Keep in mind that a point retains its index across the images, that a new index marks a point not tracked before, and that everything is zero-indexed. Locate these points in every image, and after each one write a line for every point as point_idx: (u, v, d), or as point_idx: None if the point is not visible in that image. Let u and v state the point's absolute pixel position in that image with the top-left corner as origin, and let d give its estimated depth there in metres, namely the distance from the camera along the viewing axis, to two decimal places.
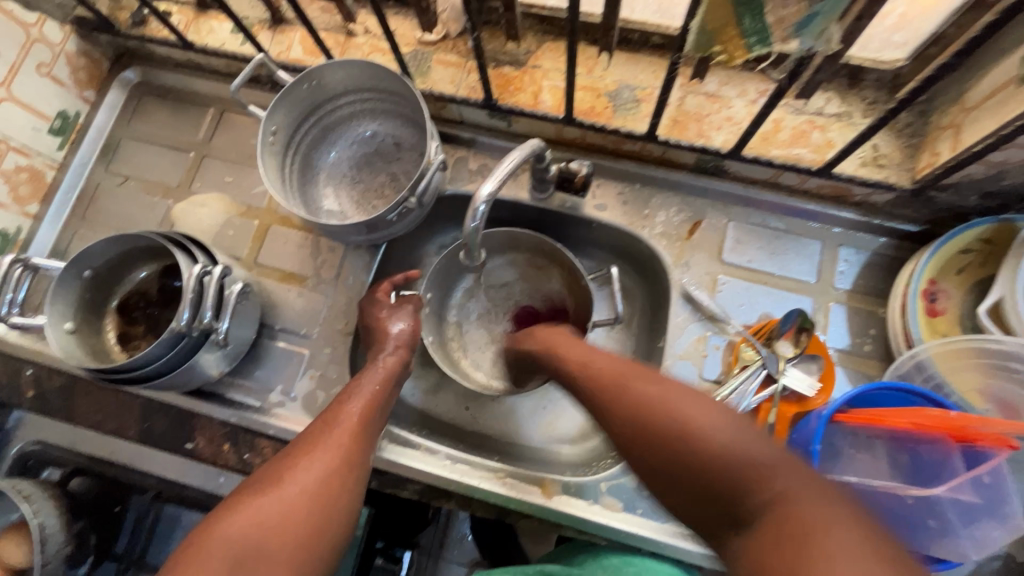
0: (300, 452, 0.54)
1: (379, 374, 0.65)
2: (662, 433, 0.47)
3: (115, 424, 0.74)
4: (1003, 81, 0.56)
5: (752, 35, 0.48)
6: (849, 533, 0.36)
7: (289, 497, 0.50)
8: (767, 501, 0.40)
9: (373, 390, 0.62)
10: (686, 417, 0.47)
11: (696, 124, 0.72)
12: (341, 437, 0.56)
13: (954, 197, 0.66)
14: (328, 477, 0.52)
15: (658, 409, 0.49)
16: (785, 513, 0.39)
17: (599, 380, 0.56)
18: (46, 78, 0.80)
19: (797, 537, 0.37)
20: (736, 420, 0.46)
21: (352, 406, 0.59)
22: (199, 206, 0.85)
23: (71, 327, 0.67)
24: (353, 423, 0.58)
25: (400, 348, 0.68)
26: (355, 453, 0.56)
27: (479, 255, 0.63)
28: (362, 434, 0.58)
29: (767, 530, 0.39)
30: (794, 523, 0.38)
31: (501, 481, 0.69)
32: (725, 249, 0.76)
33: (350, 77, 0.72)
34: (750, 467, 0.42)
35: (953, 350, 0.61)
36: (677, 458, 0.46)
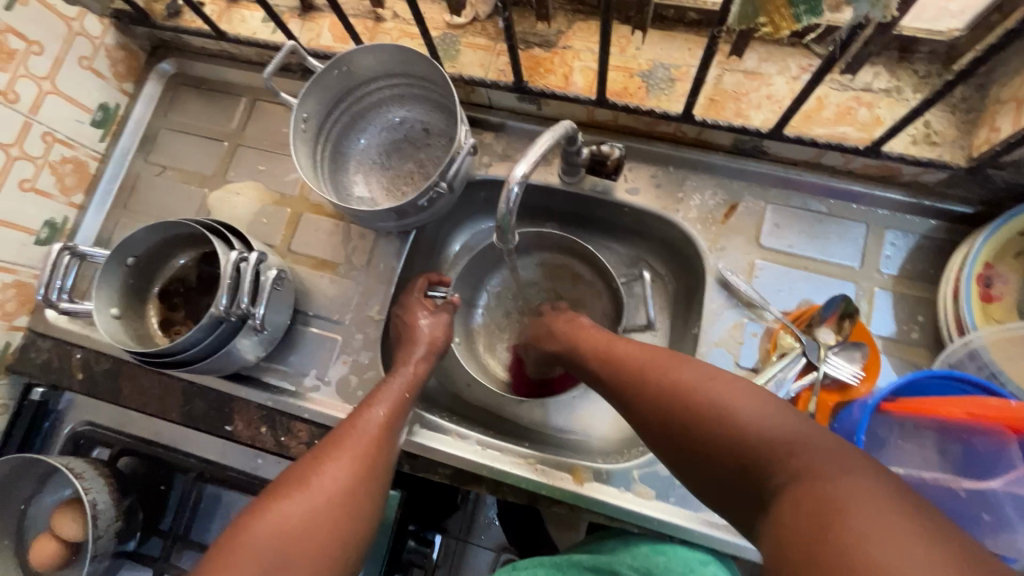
0: (328, 454, 0.53)
1: (402, 379, 0.64)
2: (685, 411, 0.47)
3: (158, 406, 0.76)
4: None
5: (801, 4, 0.46)
6: (876, 508, 0.34)
7: (315, 502, 0.50)
8: (790, 475, 0.39)
9: (399, 395, 0.62)
10: (712, 394, 0.46)
11: (734, 103, 0.70)
12: (365, 442, 0.55)
13: (1014, 175, 0.62)
14: (354, 481, 0.52)
15: (683, 386, 0.48)
16: (810, 486, 0.37)
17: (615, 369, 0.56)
18: (87, 71, 0.82)
19: (821, 511, 0.35)
20: (761, 399, 0.44)
21: (377, 411, 0.59)
22: (234, 194, 0.86)
23: (116, 312, 0.69)
24: (377, 429, 0.57)
25: (432, 353, 0.69)
26: (379, 458, 0.55)
27: (513, 238, 0.61)
28: (386, 440, 0.57)
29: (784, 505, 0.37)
30: (813, 499, 0.36)
31: (532, 467, 0.69)
32: (763, 233, 0.73)
33: (380, 63, 0.72)
34: (775, 442, 0.41)
35: (1010, 338, 0.59)
36: (703, 432, 0.45)
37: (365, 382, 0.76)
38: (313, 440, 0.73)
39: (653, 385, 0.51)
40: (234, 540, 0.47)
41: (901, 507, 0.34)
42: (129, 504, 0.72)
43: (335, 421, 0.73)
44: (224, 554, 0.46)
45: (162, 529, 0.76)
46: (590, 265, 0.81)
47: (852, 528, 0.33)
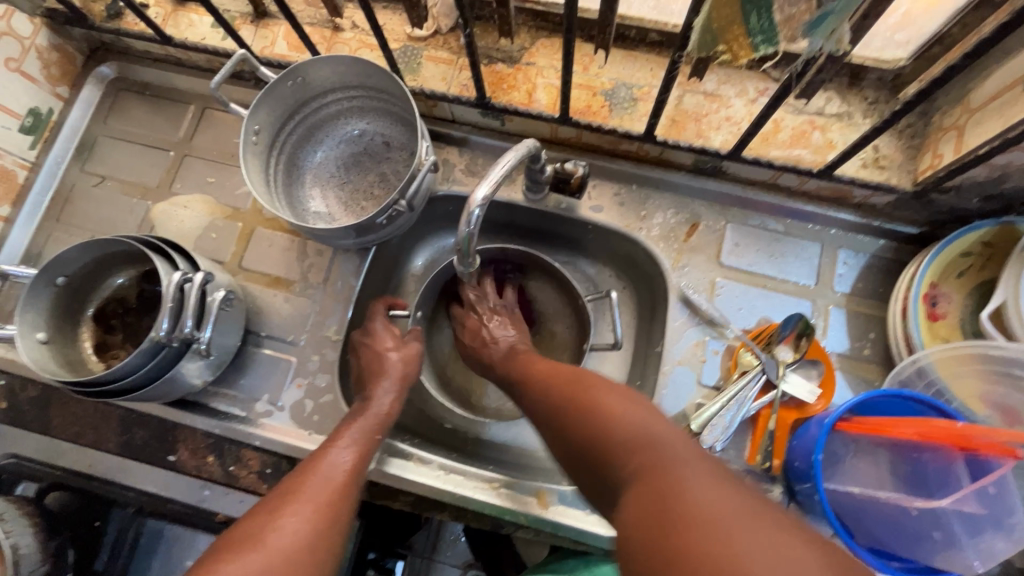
0: (285, 506, 0.48)
1: (373, 417, 0.61)
2: (568, 425, 0.50)
3: (93, 436, 0.71)
4: (1009, 83, 0.55)
5: (759, 35, 0.44)
6: (709, 488, 0.38)
7: (272, 563, 0.44)
8: (643, 464, 0.42)
9: (367, 436, 0.59)
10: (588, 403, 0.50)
11: (694, 124, 0.71)
12: (327, 490, 0.51)
13: (955, 199, 0.65)
14: (315, 537, 0.47)
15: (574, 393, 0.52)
16: (647, 475, 0.41)
17: (532, 380, 0.59)
18: (15, 74, 0.76)
19: (656, 501, 0.38)
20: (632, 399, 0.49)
21: (341, 454, 0.55)
22: (181, 207, 0.81)
23: (44, 337, 0.63)
24: (342, 475, 0.53)
25: (399, 384, 0.66)
26: (343, 509, 0.51)
27: (475, 260, 0.60)
28: (352, 488, 0.53)
29: (634, 496, 0.41)
30: (659, 486, 0.40)
31: (495, 491, 0.67)
32: (723, 252, 0.74)
33: (337, 74, 0.69)
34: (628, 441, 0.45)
35: (953, 355, 0.60)
36: (577, 436, 0.49)
37: (321, 407, 0.72)
38: (265, 469, 0.70)
39: (549, 395, 0.55)
40: None
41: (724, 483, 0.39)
42: (57, 545, 0.67)
43: (288, 449, 0.70)
44: None
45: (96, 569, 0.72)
46: (553, 278, 0.80)
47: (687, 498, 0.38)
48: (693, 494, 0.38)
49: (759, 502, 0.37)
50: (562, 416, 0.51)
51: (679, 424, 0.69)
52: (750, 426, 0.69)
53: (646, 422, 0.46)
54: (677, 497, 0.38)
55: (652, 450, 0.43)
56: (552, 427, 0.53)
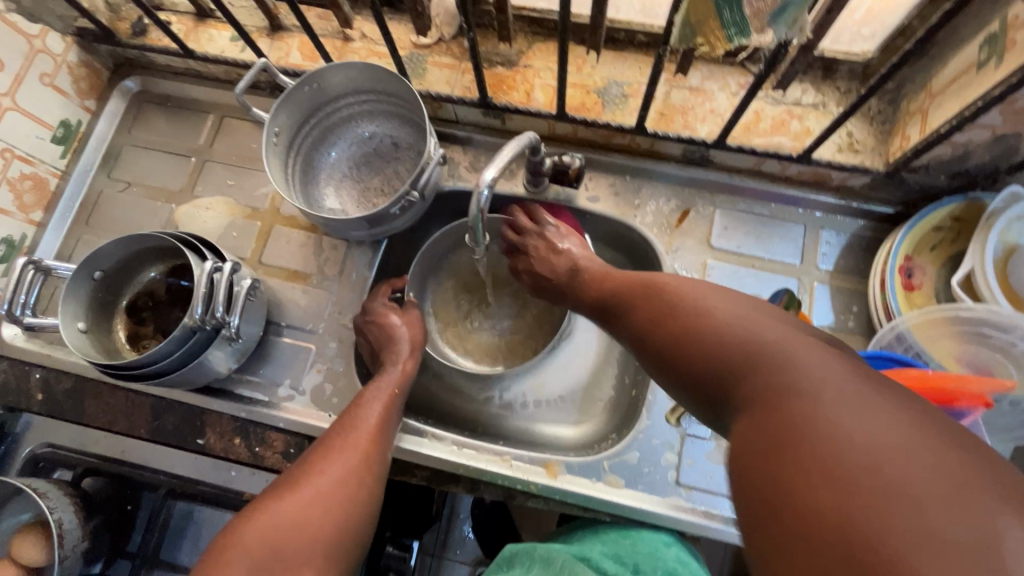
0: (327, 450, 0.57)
1: (394, 376, 0.68)
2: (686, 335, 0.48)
3: (125, 423, 0.75)
4: (965, 67, 0.60)
5: (732, 26, 0.50)
6: (857, 409, 0.34)
7: (313, 496, 0.52)
8: (771, 383, 0.39)
9: (390, 392, 0.65)
10: (706, 320, 0.47)
11: (682, 116, 0.76)
12: (361, 437, 0.59)
13: (925, 177, 0.70)
14: (353, 473, 0.55)
15: (694, 316, 0.48)
16: (778, 394, 0.38)
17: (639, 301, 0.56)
18: (49, 88, 0.82)
19: (782, 415, 0.36)
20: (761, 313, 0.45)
21: (372, 409, 0.62)
22: (203, 209, 0.87)
23: (83, 327, 0.68)
24: (371, 427, 0.60)
25: (415, 348, 0.73)
26: (374, 450, 0.59)
27: (484, 239, 0.65)
28: (382, 434, 0.61)
29: (757, 411, 0.38)
30: (790, 403, 0.36)
31: (506, 463, 0.72)
32: (713, 235, 0.80)
33: (350, 79, 0.75)
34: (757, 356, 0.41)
35: (927, 320, 0.65)
36: (703, 345, 0.46)
37: (340, 390, 0.77)
38: (289, 448, 0.73)
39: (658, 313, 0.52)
40: (238, 532, 0.49)
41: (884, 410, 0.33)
42: (95, 525, 0.71)
43: (311, 430, 0.74)
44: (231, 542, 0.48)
45: (129, 550, 0.76)
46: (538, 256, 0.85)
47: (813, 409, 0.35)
48: (836, 421, 0.33)
49: (910, 430, 0.32)
50: (683, 329, 0.48)
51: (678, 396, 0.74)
52: None
53: (780, 338, 0.42)
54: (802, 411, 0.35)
55: (771, 367, 0.40)
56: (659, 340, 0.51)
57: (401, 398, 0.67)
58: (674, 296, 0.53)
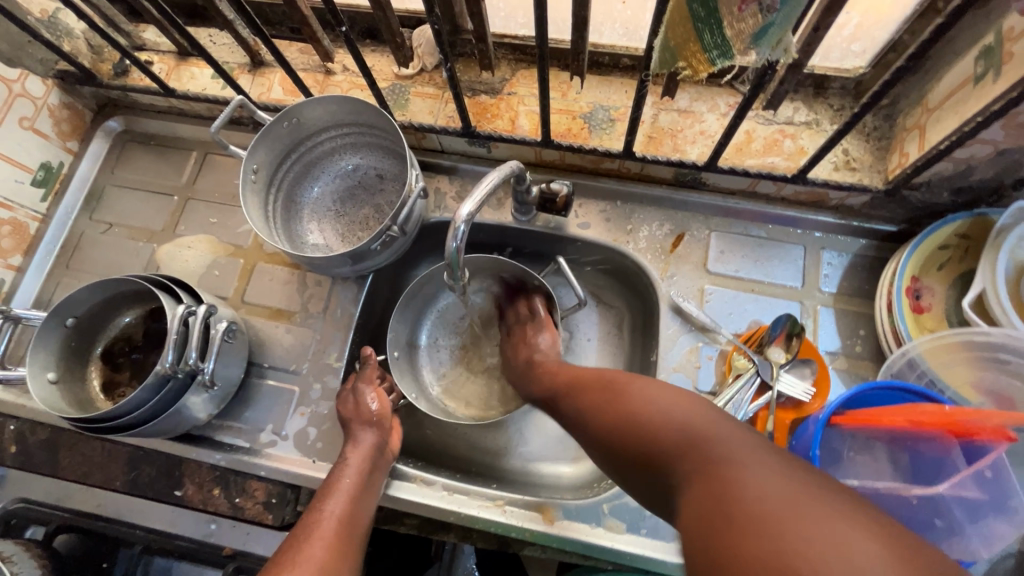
0: (282, 564, 0.52)
1: (354, 466, 0.64)
2: (613, 414, 0.49)
3: (101, 475, 0.72)
4: (962, 82, 0.58)
5: (714, 49, 0.47)
6: (772, 479, 0.36)
7: None
8: (695, 461, 0.40)
9: (350, 485, 0.62)
10: (631, 398, 0.49)
11: (671, 139, 0.74)
12: (322, 546, 0.55)
13: (927, 195, 0.67)
14: None
15: (621, 394, 0.51)
16: (702, 471, 0.39)
17: (574, 386, 0.59)
18: (29, 132, 0.81)
19: (715, 496, 0.37)
20: (667, 388, 0.48)
21: (330, 510, 0.59)
22: (185, 248, 0.85)
23: (53, 377, 0.65)
24: (329, 533, 0.57)
25: (380, 425, 0.68)
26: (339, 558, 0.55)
27: (463, 276, 0.62)
28: (344, 539, 0.57)
29: (692, 494, 0.39)
30: (715, 482, 0.38)
31: (500, 509, 0.68)
32: (710, 259, 0.77)
33: (330, 113, 0.74)
34: (676, 433, 0.43)
35: (941, 344, 0.61)
36: (626, 428, 0.47)
37: (325, 433, 0.73)
38: (270, 499, 0.70)
39: (588, 396, 0.55)
40: None
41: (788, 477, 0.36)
42: None
43: (294, 478, 0.71)
44: None
45: None
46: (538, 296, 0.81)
47: (740, 484, 0.37)
48: (757, 495, 0.35)
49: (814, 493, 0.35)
50: (609, 405, 0.51)
51: None
52: (749, 429, 0.70)
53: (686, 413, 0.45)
54: (733, 488, 0.37)
55: (698, 440, 0.41)
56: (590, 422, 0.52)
57: (367, 489, 0.63)
58: (594, 381, 0.56)
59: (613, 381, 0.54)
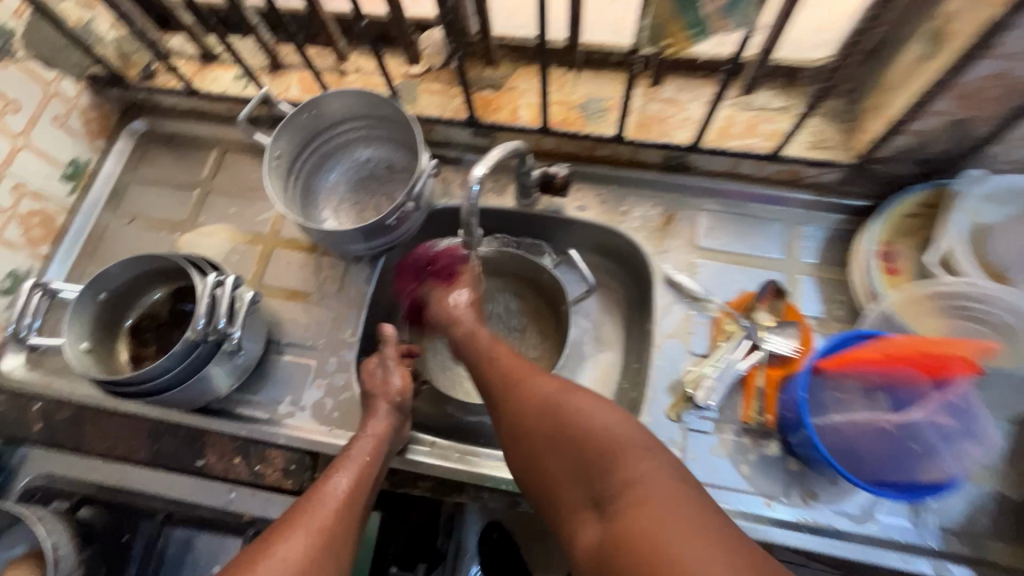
0: (282, 531, 0.54)
1: (367, 444, 0.66)
2: (553, 424, 0.57)
3: (125, 448, 0.75)
4: (913, 61, 0.65)
5: (693, 27, 0.54)
6: (678, 518, 0.44)
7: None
8: (607, 475, 0.51)
9: (363, 462, 0.64)
10: (574, 415, 0.56)
11: (659, 125, 0.81)
12: (327, 515, 0.57)
13: (892, 167, 0.74)
14: (314, 552, 0.53)
15: (568, 418, 0.56)
16: (631, 498, 0.48)
17: (513, 394, 0.63)
18: (61, 129, 0.87)
19: (635, 523, 0.45)
20: (614, 418, 0.55)
21: (340, 482, 0.61)
22: (206, 237, 0.90)
23: (86, 347, 0.69)
24: (337, 503, 0.59)
25: (396, 408, 0.70)
26: (337, 527, 0.57)
27: (478, 233, 0.67)
28: (348, 510, 0.59)
29: (620, 519, 0.47)
30: (642, 516, 0.45)
31: (509, 467, 0.71)
32: (699, 236, 0.83)
33: (347, 106, 0.80)
34: (602, 452, 0.52)
35: (912, 297, 0.67)
36: (563, 439, 0.55)
37: (341, 403, 0.77)
38: (289, 465, 0.73)
39: (527, 406, 0.60)
40: None
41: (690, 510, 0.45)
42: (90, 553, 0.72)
43: (313, 445, 0.74)
44: None
45: None
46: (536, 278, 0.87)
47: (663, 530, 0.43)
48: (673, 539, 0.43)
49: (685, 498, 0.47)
50: (557, 420, 0.57)
51: (676, 391, 0.75)
52: (740, 388, 0.75)
53: (622, 436, 0.53)
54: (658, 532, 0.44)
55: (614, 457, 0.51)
56: (515, 426, 0.61)
57: (376, 468, 0.66)
58: (537, 393, 0.61)
59: (556, 402, 0.59)
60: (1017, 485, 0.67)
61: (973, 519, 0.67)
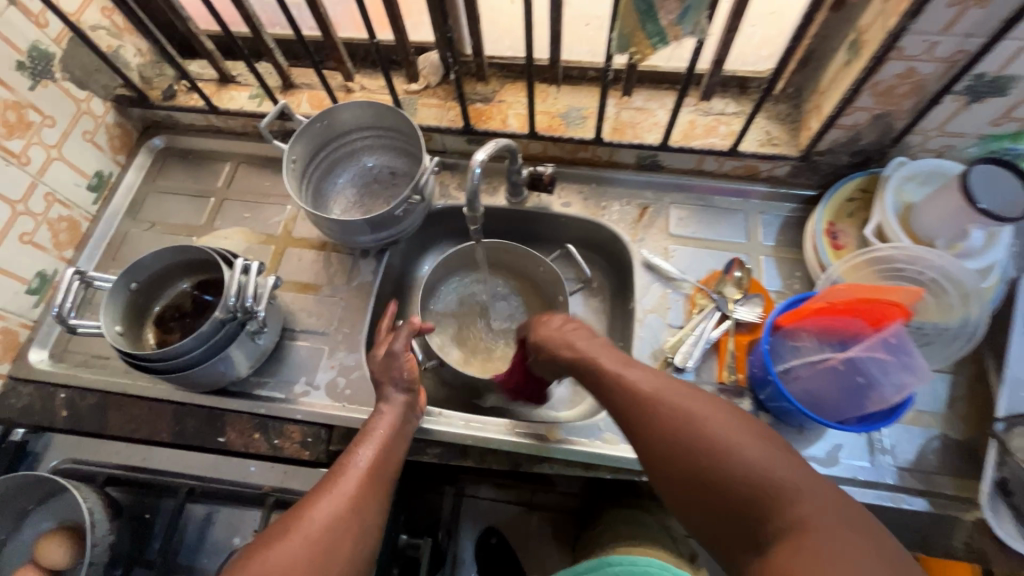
0: (317, 494, 0.60)
1: (388, 422, 0.70)
2: (686, 439, 0.52)
3: (148, 430, 0.80)
4: (839, 67, 0.78)
5: (655, 37, 0.64)
6: (847, 548, 0.42)
7: (304, 542, 0.54)
8: (762, 506, 0.47)
9: (384, 436, 0.68)
10: (711, 429, 0.51)
11: (632, 129, 0.93)
12: (353, 481, 0.62)
13: (832, 159, 0.86)
14: (344, 513, 0.58)
15: (704, 433, 0.51)
16: (804, 541, 0.43)
17: (634, 399, 0.57)
18: (89, 143, 0.94)
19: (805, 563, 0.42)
20: (754, 435, 0.51)
21: (363, 454, 0.65)
22: (222, 239, 0.97)
23: (119, 330, 0.75)
24: (362, 472, 0.63)
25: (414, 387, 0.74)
26: (366, 490, 0.62)
27: (479, 210, 0.76)
28: (373, 480, 0.64)
29: (783, 555, 0.44)
30: (807, 553, 0.43)
31: (513, 431, 0.78)
32: (671, 225, 0.93)
33: (356, 117, 0.90)
34: (759, 482, 0.47)
35: (853, 265, 0.78)
36: (699, 457, 0.51)
37: (352, 382, 0.84)
38: (306, 438, 0.78)
39: (648, 416, 0.55)
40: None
41: (855, 543, 0.43)
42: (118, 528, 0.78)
43: (328, 420, 0.80)
44: None
45: (147, 557, 0.77)
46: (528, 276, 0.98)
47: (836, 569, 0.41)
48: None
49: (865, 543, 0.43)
50: (689, 431, 0.52)
51: (657, 358, 0.84)
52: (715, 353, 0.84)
53: (775, 464, 0.48)
54: None
55: (778, 487, 0.47)
56: (633, 432, 0.56)
57: (397, 442, 0.70)
58: (670, 394, 0.56)
59: (688, 415, 0.53)
60: (958, 426, 0.77)
61: (924, 457, 0.75)
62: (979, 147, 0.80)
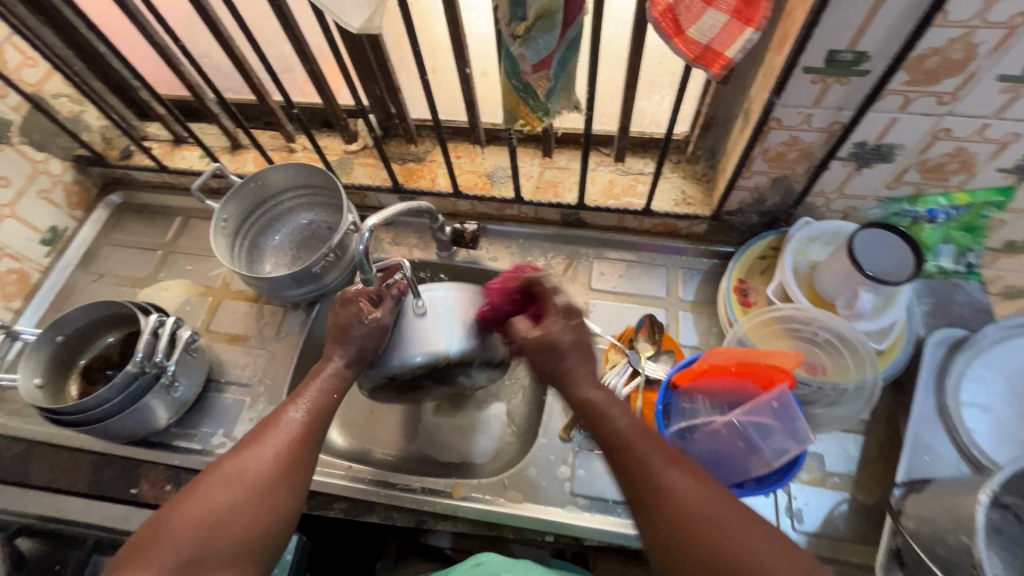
0: (247, 448, 0.59)
1: (325, 386, 0.67)
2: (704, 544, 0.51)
3: (66, 479, 0.82)
4: (737, 132, 0.81)
5: (540, 110, 0.65)
6: None
7: (232, 501, 0.55)
8: None
9: (322, 398, 0.65)
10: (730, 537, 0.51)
11: (554, 189, 0.96)
12: (284, 440, 0.60)
13: (743, 218, 0.89)
14: (273, 471, 0.58)
15: (727, 539, 0.51)
16: None
17: (649, 487, 0.55)
18: (44, 201, 1.01)
19: None
20: (778, 544, 0.51)
21: (297, 413, 0.63)
22: (163, 290, 1.01)
23: (38, 382, 0.79)
24: (295, 431, 0.61)
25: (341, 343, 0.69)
26: (299, 450, 0.61)
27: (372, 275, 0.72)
28: (307, 437, 0.62)
29: None
30: None
31: (417, 488, 0.78)
32: (592, 279, 0.95)
33: (288, 176, 0.95)
34: None
35: (758, 322, 0.79)
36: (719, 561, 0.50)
37: None
38: None
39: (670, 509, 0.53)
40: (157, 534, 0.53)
41: None
42: None
43: None
44: (149, 541, 0.53)
45: None
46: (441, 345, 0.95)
47: None
48: None
49: None
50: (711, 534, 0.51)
51: (568, 414, 0.84)
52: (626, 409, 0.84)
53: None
54: None
55: None
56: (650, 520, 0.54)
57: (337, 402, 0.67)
58: (690, 486, 0.54)
59: (711, 518, 0.52)
60: (868, 489, 0.75)
61: (832, 521, 0.74)
62: (881, 209, 0.82)
